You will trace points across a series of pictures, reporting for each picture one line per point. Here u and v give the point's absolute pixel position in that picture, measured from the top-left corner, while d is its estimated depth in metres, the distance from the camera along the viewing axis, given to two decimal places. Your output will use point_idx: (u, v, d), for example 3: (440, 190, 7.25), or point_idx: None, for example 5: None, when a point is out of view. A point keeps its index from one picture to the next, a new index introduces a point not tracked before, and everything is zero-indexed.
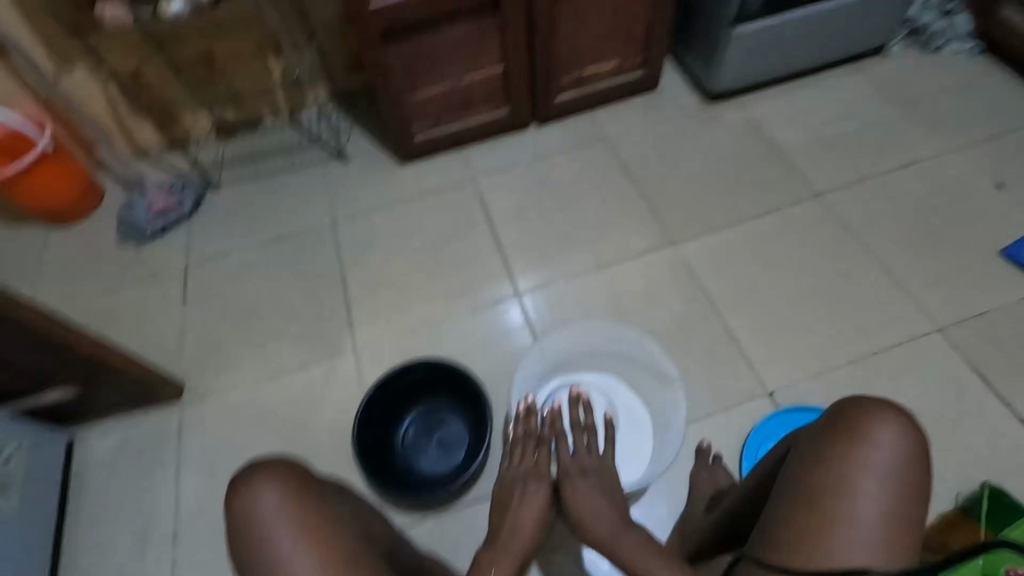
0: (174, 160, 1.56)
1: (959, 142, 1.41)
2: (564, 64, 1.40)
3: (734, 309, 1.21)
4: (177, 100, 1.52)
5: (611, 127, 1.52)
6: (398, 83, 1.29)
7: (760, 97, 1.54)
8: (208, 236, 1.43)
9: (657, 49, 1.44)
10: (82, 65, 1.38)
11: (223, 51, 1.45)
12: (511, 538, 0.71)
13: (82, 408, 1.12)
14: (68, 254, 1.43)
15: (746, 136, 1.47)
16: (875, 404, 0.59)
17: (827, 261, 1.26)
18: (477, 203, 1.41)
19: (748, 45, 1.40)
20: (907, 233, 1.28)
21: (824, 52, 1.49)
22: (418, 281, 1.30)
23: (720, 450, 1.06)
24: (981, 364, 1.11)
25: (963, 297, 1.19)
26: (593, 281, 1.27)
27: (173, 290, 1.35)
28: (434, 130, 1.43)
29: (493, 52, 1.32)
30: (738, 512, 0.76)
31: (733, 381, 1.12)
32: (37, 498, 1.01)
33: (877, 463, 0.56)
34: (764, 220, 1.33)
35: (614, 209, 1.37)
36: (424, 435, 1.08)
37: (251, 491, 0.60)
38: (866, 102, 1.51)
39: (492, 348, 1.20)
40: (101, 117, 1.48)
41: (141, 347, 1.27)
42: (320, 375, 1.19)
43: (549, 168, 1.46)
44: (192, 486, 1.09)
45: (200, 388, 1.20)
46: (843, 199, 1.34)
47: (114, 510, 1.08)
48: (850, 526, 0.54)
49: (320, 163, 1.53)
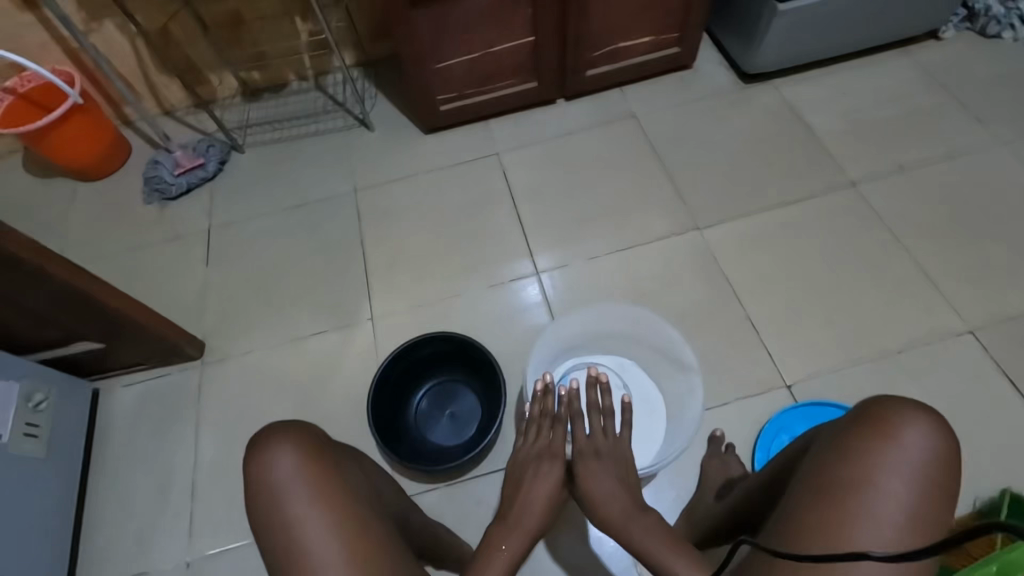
0: (200, 120, 1.57)
1: (1009, 135, 1.34)
2: (598, 37, 1.35)
3: (756, 298, 1.18)
4: (204, 59, 1.51)
5: (641, 105, 1.48)
6: (427, 49, 1.26)
7: (799, 80, 1.48)
8: (231, 198, 1.44)
9: (695, 24, 1.38)
10: (111, 19, 1.37)
11: (251, 10, 1.42)
12: (522, 514, 0.71)
13: (107, 361, 1.15)
14: (95, 209, 1.45)
15: (782, 120, 1.42)
16: (905, 404, 0.58)
17: (858, 253, 1.22)
18: (500, 177, 1.39)
19: (793, 23, 1.32)
20: (944, 229, 1.23)
21: (873, 34, 1.42)
22: (437, 253, 1.30)
23: (733, 440, 1.04)
24: (1012, 367, 1.07)
25: (1000, 298, 1.14)
26: (613, 262, 1.25)
27: (196, 249, 1.36)
28: (460, 100, 1.41)
29: (524, 21, 1.27)
30: (749, 504, 0.77)
31: (751, 370, 1.11)
32: (63, 444, 1.05)
33: (903, 463, 0.55)
34: (794, 208, 1.28)
35: (639, 189, 1.34)
36: (437, 407, 1.10)
37: (269, 452, 0.62)
38: (912, 89, 1.44)
39: (508, 323, 1.19)
40: (129, 74, 1.48)
41: (164, 303, 1.29)
42: (337, 341, 1.20)
43: (575, 144, 1.43)
44: (210, 442, 1.12)
45: (221, 347, 1.22)
46: (879, 190, 1.29)
47: (135, 460, 1.12)
48: (870, 523, 0.53)
49: (343, 129, 1.52)
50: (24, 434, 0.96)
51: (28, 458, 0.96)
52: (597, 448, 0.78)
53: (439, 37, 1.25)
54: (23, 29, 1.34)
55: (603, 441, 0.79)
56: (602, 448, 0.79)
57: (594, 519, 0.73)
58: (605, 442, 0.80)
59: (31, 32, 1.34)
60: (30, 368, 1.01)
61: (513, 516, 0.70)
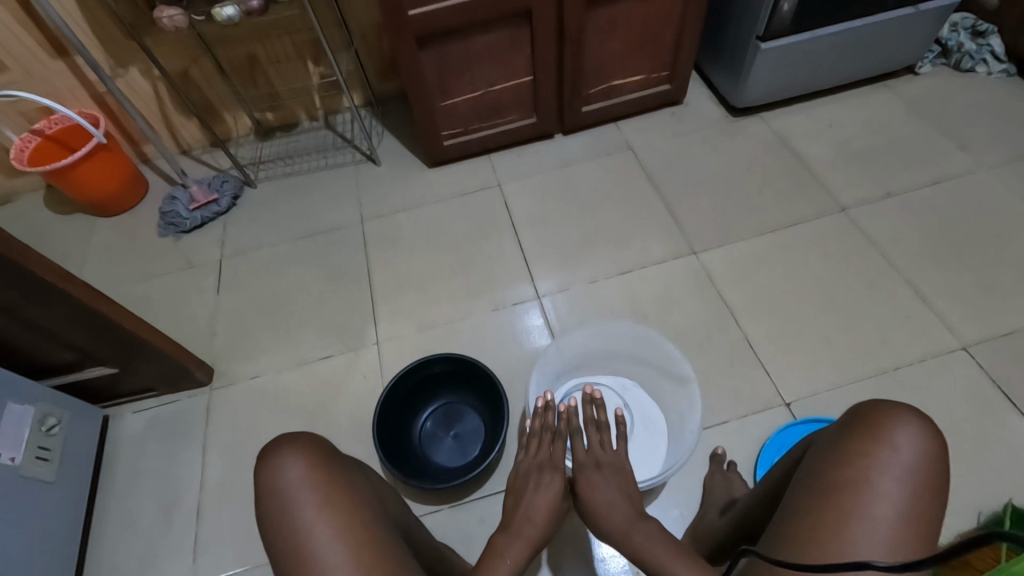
0: (216, 157, 1.66)
1: (990, 160, 1.40)
2: (593, 75, 1.44)
3: (753, 317, 1.21)
4: (221, 100, 1.60)
5: (636, 137, 1.55)
6: (432, 88, 1.34)
7: (785, 112, 1.56)
8: (243, 229, 1.49)
9: (683, 64, 1.47)
10: (136, 66, 1.46)
11: (267, 55, 1.52)
12: (527, 520, 0.72)
13: (119, 388, 1.17)
14: (113, 240, 1.51)
15: (770, 148, 1.49)
16: (893, 406, 0.60)
17: (851, 274, 1.25)
18: (501, 206, 1.45)
19: (776, 60, 1.40)
20: (933, 248, 1.27)
21: (853, 70, 1.50)
22: (442, 277, 1.34)
23: (735, 458, 1.05)
24: (1007, 383, 1.09)
25: (993, 315, 1.17)
26: (613, 285, 1.28)
27: (208, 278, 1.41)
28: (464, 135, 1.48)
29: (523, 62, 1.36)
30: (750, 515, 0.77)
31: (752, 389, 1.12)
32: (72, 467, 1.06)
33: (895, 463, 0.56)
34: (786, 232, 1.33)
35: (636, 216, 1.39)
36: (442, 428, 1.11)
37: (278, 460, 0.64)
38: (894, 119, 1.51)
39: (510, 345, 1.22)
40: (150, 115, 1.57)
41: (175, 329, 1.33)
42: (343, 363, 1.23)
43: (574, 174, 1.49)
44: (217, 465, 1.13)
45: (229, 372, 1.25)
46: (868, 213, 1.34)
47: (141, 484, 1.13)
48: (865, 523, 0.54)
49: (352, 163, 1.59)
50: (36, 457, 0.98)
51: (40, 481, 0.97)
52: (597, 459, 0.80)
53: (445, 76, 1.33)
54: (54, 76, 1.43)
55: (602, 453, 0.81)
56: (600, 458, 0.81)
57: (597, 529, 0.74)
58: (605, 453, 0.82)
59: (61, 78, 1.44)
60: (46, 392, 1.04)
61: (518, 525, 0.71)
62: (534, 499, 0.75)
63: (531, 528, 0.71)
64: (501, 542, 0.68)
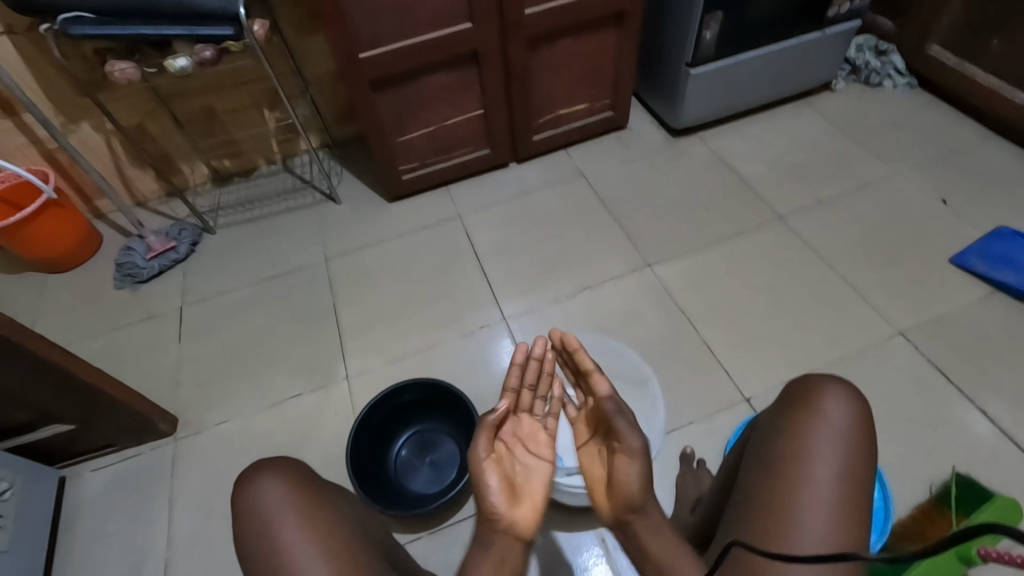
0: (173, 207, 1.65)
1: (905, 164, 1.54)
2: (540, 106, 1.53)
3: (709, 322, 1.28)
4: (177, 151, 1.61)
5: (587, 162, 1.63)
6: (388, 126, 1.40)
7: (721, 132, 1.68)
8: (205, 275, 1.48)
9: (623, 93, 1.58)
10: (88, 121, 1.46)
11: (223, 105, 1.55)
12: (515, 499, 0.61)
13: (77, 446, 1.13)
14: (67, 297, 1.48)
15: (711, 165, 1.59)
16: (820, 378, 0.66)
17: (794, 275, 1.34)
18: (463, 235, 1.49)
19: (706, 84, 1.52)
20: (864, 246, 1.38)
21: (776, 91, 1.65)
22: (410, 308, 1.36)
23: (704, 457, 1.09)
24: (942, 363, 1.17)
25: (923, 302, 1.27)
26: (576, 303, 1.33)
27: (170, 327, 1.39)
28: (421, 170, 1.52)
29: (474, 98, 1.44)
30: (707, 510, 0.79)
31: (713, 390, 1.18)
32: (27, 533, 1.01)
33: (828, 429, 0.61)
34: (732, 242, 1.42)
35: (595, 236, 1.46)
36: (418, 455, 1.11)
37: (257, 483, 0.64)
38: (818, 132, 1.65)
39: (481, 368, 1.24)
40: (103, 169, 1.56)
41: (137, 382, 1.30)
42: (315, 401, 1.22)
43: (531, 201, 1.55)
44: (186, 517, 1.09)
45: (196, 420, 1.22)
46: (805, 219, 1.45)
47: (105, 545, 1.08)
48: (811, 488, 0.58)
49: (313, 204, 1.61)
50: None
51: None
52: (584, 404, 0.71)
53: (400, 115, 1.39)
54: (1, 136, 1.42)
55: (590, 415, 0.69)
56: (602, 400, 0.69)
57: None
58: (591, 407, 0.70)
59: (8, 137, 1.42)
60: None
61: (497, 504, 0.60)
62: (511, 467, 0.65)
63: (521, 512, 0.60)
64: (488, 533, 0.59)
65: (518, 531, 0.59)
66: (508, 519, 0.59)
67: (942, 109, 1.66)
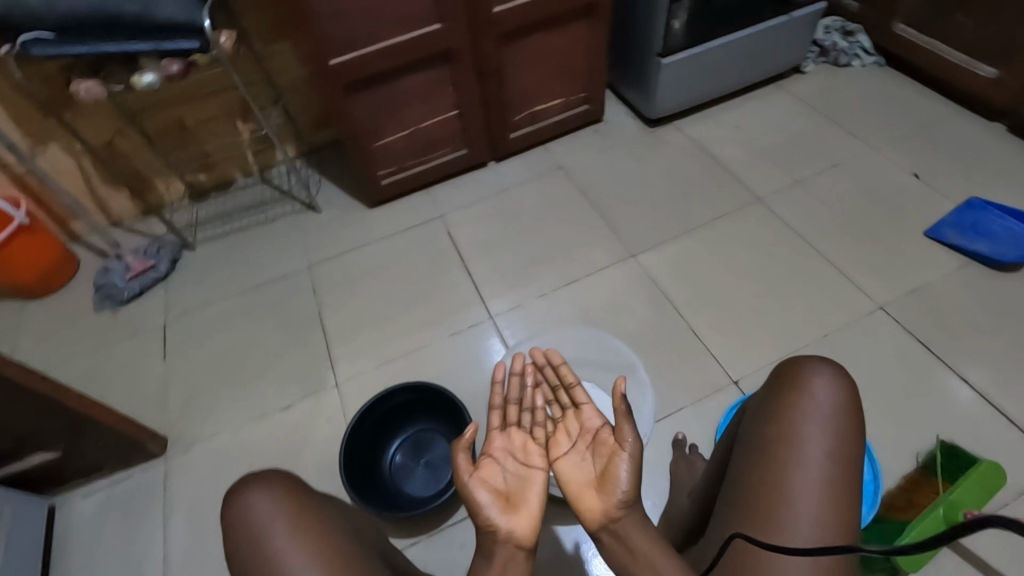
0: (150, 224, 1.63)
1: (877, 141, 1.56)
2: (515, 103, 1.53)
3: (694, 308, 1.29)
4: (150, 168, 1.58)
5: (565, 156, 1.63)
6: (364, 131, 1.39)
7: (696, 119, 1.69)
8: (187, 291, 1.47)
9: (597, 86, 1.59)
10: (57, 142, 1.43)
11: (194, 118, 1.53)
12: (511, 510, 0.61)
13: (65, 472, 1.11)
14: (45, 322, 1.45)
15: (688, 152, 1.61)
16: (806, 359, 0.67)
17: (775, 256, 1.36)
18: (446, 236, 1.49)
19: (677, 73, 1.53)
20: (842, 224, 1.40)
21: (748, 76, 1.66)
22: (397, 312, 1.36)
23: (696, 441, 1.10)
24: (922, 334, 1.20)
25: (901, 275, 1.29)
26: (562, 296, 1.34)
27: (154, 346, 1.37)
28: (400, 173, 1.52)
29: (448, 98, 1.43)
30: (702, 495, 0.80)
31: (702, 374, 1.19)
32: (17, 563, 0.99)
33: (816, 409, 0.62)
34: (713, 227, 1.43)
35: (577, 229, 1.46)
36: (412, 458, 1.11)
37: (246, 496, 0.63)
38: (791, 114, 1.67)
39: (470, 367, 1.24)
40: (76, 190, 1.53)
41: (123, 404, 1.28)
42: (305, 411, 1.21)
43: (512, 198, 1.56)
44: (181, 536, 1.08)
45: (185, 438, 1.20)
46: (782, 200, 1.46)
47: (99, 570, 1.06)
48: (800, 469, 0.59)
49: (294, 214, 1.60)
50: None
51: None
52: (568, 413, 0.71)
53: (375, 118, 1.38)
54: None
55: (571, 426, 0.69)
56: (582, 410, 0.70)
57: None
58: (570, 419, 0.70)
59: None
60: None
61: (492, 517, 0.60)
62: (501, 481, 0.65)
63: (517, 522, 0.60)
64: (489, 545, 0.59)
65: (519, 540, 0.59)
66: (505, 530, 0.59)
67: (910, 85, 1.69)
